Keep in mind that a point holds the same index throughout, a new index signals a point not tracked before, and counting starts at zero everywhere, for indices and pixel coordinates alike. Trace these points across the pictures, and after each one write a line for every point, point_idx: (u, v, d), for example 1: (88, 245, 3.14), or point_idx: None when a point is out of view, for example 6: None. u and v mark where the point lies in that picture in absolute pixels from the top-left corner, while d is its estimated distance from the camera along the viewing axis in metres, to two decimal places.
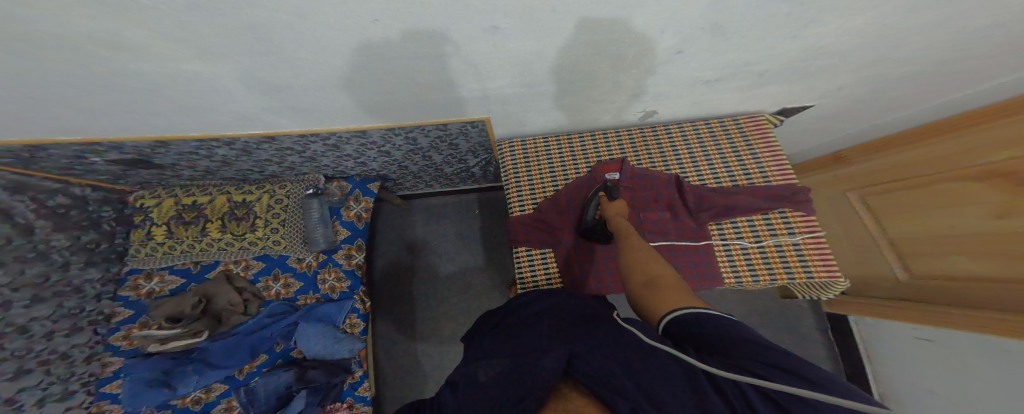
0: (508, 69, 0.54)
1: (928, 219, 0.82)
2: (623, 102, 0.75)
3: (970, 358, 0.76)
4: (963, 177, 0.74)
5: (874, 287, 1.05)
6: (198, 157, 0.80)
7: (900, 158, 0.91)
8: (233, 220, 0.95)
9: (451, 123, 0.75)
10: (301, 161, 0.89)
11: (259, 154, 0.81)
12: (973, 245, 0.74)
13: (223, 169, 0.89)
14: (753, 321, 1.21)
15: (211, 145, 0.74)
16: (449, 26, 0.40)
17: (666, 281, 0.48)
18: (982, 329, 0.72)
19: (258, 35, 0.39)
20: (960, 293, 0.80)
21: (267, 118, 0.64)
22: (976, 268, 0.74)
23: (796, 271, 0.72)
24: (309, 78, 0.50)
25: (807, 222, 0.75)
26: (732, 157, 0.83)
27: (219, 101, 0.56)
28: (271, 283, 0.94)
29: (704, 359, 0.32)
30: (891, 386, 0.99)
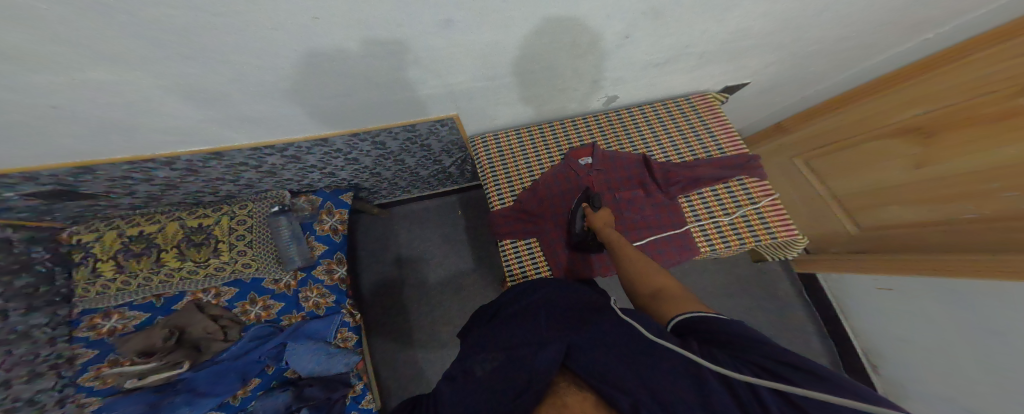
0: (467, 63, 0.53)
1: (870, 174, 0.91)
2: (586, 89, 0.76)
3: (933, 307, 0.85)
4: (901, 132, 0.83)
5: (831, 242, 1.13)
6: (133, 182, 0.74)
7: (828, 124, 1.02)
8: (192, 247, 0.89)
9: (419, 123, 0.74)
10: (259, 176, 0.84)
11: (208, 172, 0.77)
12: (911, 192, 0.83)
13: (169, 192, 0.83)
14: (735, 287, 1.27)
15: (148, 167, 0.69)
16: (401, 22, 0.39)
17: (671, 293, 0.50)
18: (945, 272, 0.78)
19: (187, 39, 0.37)
20: (905, 239, 0.89)
21: (211, 132, 0.61)
22: (918, 215, 0.84)
23: (762, 235, 0.76)
24: (250, 84, 0.48)
25: (762, 186, 0.80)
26: (691, 134, 0.87)
27: (145, 114, 0.52)
28: (249, 307, 0.89)
29: (719, 360, 0.33)
30: (869, 334, 1.06)
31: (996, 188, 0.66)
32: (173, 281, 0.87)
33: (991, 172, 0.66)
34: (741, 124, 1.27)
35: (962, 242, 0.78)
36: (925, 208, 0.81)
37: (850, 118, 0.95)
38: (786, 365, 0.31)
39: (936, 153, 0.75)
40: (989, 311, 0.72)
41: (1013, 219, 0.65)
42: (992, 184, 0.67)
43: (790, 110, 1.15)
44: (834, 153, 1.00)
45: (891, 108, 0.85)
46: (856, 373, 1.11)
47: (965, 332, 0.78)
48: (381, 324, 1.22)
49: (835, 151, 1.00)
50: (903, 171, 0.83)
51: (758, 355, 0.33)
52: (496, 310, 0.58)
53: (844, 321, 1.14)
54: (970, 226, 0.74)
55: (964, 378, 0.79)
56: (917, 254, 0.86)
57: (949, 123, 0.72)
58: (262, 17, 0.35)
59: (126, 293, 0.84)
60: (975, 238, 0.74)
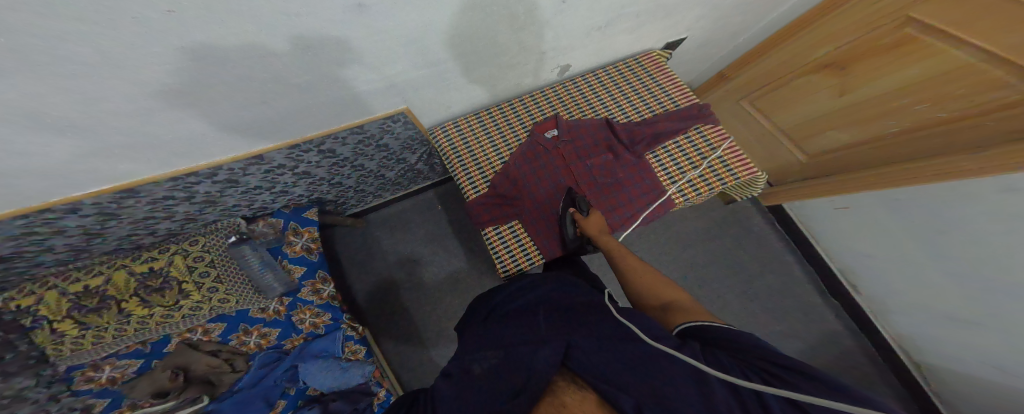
0: (399, 50, 0.50)
1: (803, 107, 0.98)
2: (534, 63, 0.74)
3: (885, 217, 0.92)
4: (819, 70, 0.90)
5: (786, 174, 1.20)
6: (45, 237, 0.66)
7: (760, 69, 1.05)
8: (153, 293, 0.82)
9: (366, 123, 0.70)
10: (196, 208, 0.78)
11: (132, 212, 0.70)
12: (841, 118, 0.90)
13: (96, 242, 0.76)
14: (716, 231, 1.33)
15: (52, 218, 0.61)
16: (309, 11, 0.35)
17: (682, 305, 0.53)
18: (887, 183, 0.85)
19: (54, 63, 0.31)
20: (841, 162, 0.98)
21: (106, 165, 0.54)
22: (850, 137, 0.91)
23: (727, 178, 0.79)
24: (145, 99, 0.41)
25: (718, 131, 0.83)
26: (645, 92, 0.88)
27: (30, 156, 0.44)
28: (245, 337, 0.87)
29: (725, 366, 0.34)
30: (840, 255, 1.15)
31: (909, 103, 0.75)
32: (151, 326, 0.81)
33: (901, 90, 0.75)
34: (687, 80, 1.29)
35: (881, 157, 0.87)
36: (856, 129, 0.89)
37: (777, 61, 0.99)
38: (790, 372, 0.32)
39: (871, 74, 0.79)
40: (935, 209, 0.80)
41: (930, 126, 0.73)
42: (905, 100, 0.75)
43: (730, 59, 1.15)
44: (775, 91, 1.03)
45: (814, 44, 0.88)
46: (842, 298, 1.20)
47: (911, 230, 0.87)
48: (385, 331, 1.21)
49: (772, 91, 1.04)
50: (829, 100, 0.91)
51: (763, 363, 0.34)
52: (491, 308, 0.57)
53: (814, 243, 1.23)
54: (895, 140, 0.81)
55: (926, 280, 0.90)
56: (852, 173, 0.95)
57: (861, 55, 0.79)
58: (149, 30, 0.30)
59: (103, 347, 0.78)
60: (900, 150, 0.82)
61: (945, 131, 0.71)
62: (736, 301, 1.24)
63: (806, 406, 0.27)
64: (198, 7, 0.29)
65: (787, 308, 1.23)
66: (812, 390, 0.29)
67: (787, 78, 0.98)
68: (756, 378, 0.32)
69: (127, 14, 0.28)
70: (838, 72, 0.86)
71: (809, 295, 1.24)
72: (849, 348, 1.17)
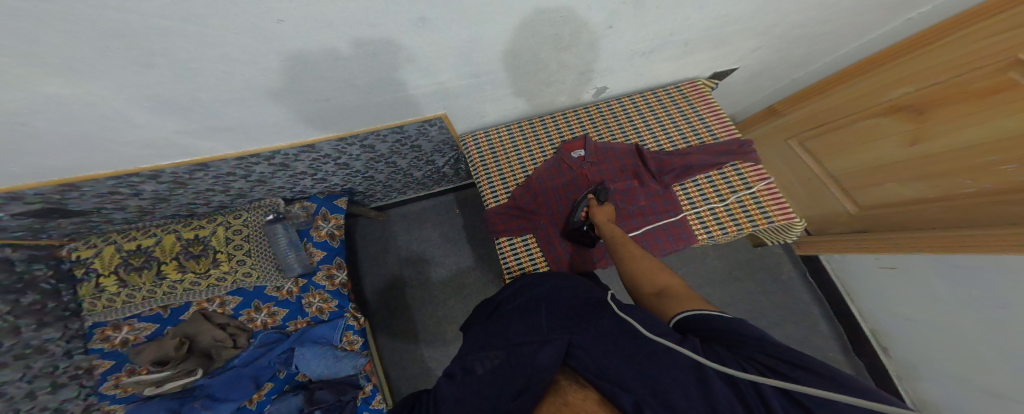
0: (451, 61, 0.53)
1: (864, 153, 0.92)
2: (574, 81, 0.76)
3: (940, 287, 0.84)
4: (890, 112, 0.84)
5: (832, 223, 1.13)
6: (123, 197, 0.74)
7: (824, 104, 1.00)
8: (192, 259, 0.89)
9: (406, 124, 0.74)
10: (248, 186, 0.84)
11: (196, 184, 0.77)
12: (907, 169, 0.83)
13: (160, 206, 0.83)
14: (737, 273, 1.27)
15: (133, 181, 0.68)
16: (377, 22, 0.38)
17: (675, 291, 0.51)
18: (952, 248, 0.77)
19: (158, 50, 0.35)
20: (901, 218, 0.90)
21: (188, 144, 0.60)
22: (915, 192, 0.84)
23: (759, 220, 0.76)
24: (230, 92, 0.46)
25: (756, 170, 0.81)
26: (683, 122, 0.87)
27: (115, 128, 0.49)
28: (255, 314, 0.91)
29: (723, 360, 0.33)
30: (877, 322, 1.06)
31: (993, 160, 0.66)
32: (178, 291, 0.87)
33: (984, 145, 0.67)
34: (733, 107, 1.27)
35: (951, 218, 0.79)
36: (923, 185, 0.82)
37: (843, 99, 0.94)
38: (785, 363, 0.31)
39: (937, 126, 0.74)
40: (991, 282, 0.73)
41: (1014, 191, 0.64)
42: (989, 158, 0.66)
43: (785, 91, 1.15)
44: (830, 133, 1.00)
45: (886, 82, 0.84)
46: (864, 355, 1.11)
47: (964, 300, 0.80)
48: (388, 324, 1.23)
49: (829, 131, 1.00)
50: (896, 147, 0.84)
51: (759, 355, 0.33)
52: (495, 304, 0.58)
53: (851, 303, 1.14)
54: (967, 201, 0.73)
55: (968, 356, 0.81)
56: (913, 231, 0.87)
57: (933, 102, 0.74)
58: (243, 29, 0.34)
59: (132, 305, 0.85)
60: (976, 213, 0.73)
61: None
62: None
63: (811, 406, 0.26)
64: (287, 12, 0.33)
65: None
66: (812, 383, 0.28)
67: (844, 120, 0.95)
68: (754, 370, 0.31)
69: (223, 15, 0.32)
70: (913, 116, 0.79)
71: (836, 354, 1.15)
72: None
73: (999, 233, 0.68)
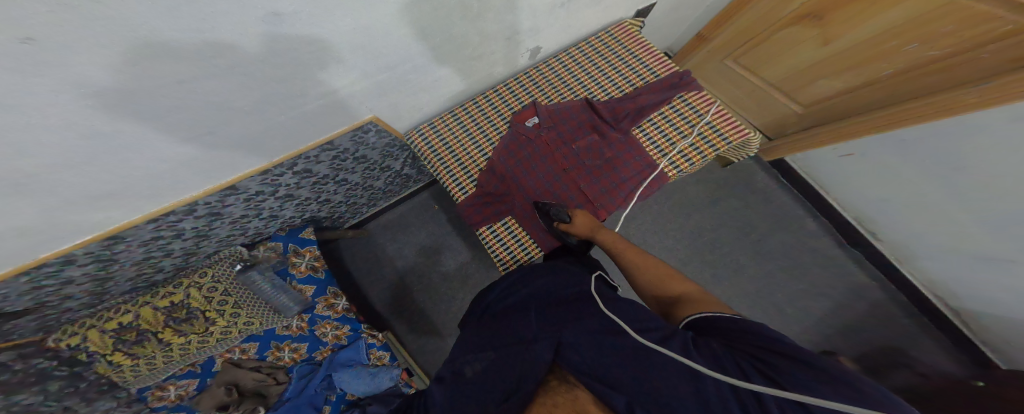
0: (349, 54, 0.50)
1: (792, 59, 0.93)
2: (502, 49, 0.73)
3: (893, 159, 0.90)
4: (798, 20, 0.84)
5: (783, 126, 1.15)
6: (61, 290, 0.69)
7: (738, 25, 0.99)
8: (179, 325, 0.85)
9: (334, 139, 0.72)
10: (191, 243, 0.81)
11: (131, 256, 0.73)
12: (834, 65, 0.85)
13: (111, 284, 0.79)
14: (721, 196, 1.30)
15: (65, 272, 0.64)
16: (233, 27, 0.34)
17: (692, 296, 0.54)
18: (896, 125, 0.81)
19: (41, 115, 0.32)
20: (842, 107, 0.93)
21: (97, 212, 0.55)
22: (847, 83, 0.87)
23: (718, 143, 0.76)
24: (121, 139, 0.42)
25: (702, 97, 0.81)
26: (622, 65, 0.85)
27: (31, 211, 0.45)
28: (280, 353, 0.93)
29: (725, 364, 0.34)
30: (860, 211, 1.11)
31: (899, 45, 0.71)
32: (195, 350, 0.85)
33: (889, 33, 0.71)
34: (666, 42, 1.24)
35: (888, 96, 0.82)
36: (851, 75, 0.84)
37: (750, 18, 0.94)
38: (778, 358, 0.34)
39: (852, 19, 0.74)
40: (962, 141, 0.75)
41: (931, 63, 0.69)
42: (894, 43, 0.72)
43: (704, 19, 1.12)
44: (755, 49, 1.00)
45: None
46: (859, 245, 1.17)
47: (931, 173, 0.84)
48: (405, 328, 1.26)
49: (755, 47, 0.99)
50: (814, 50, 0.86)
51: (757, 355, 0.35)
52: (484, 306, 0.59)
53: (827, 194, 1.19)
54: (901, 78, 0.76)
55: (946, 218, 0.87)
56: (854, 118, 0.90)
57: (835, 2, 0.74)
58: (120, 58, 0.31)
59: (162, 368, 0.83)
60: (906, 88, 0.77)
61: (941, 68, 0.68)
62: (753, 264, 1.22)
63: (815, 409, 0.28)
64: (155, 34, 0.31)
65: (806, 262, 1.20)
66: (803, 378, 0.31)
67: (764, 34, 0.94)
68: (754, 372, 0.33)
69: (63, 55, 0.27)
70: (815, 22, 0.81)
71: (829, 249, 1.20)
72: (881, 298, 1.14)
73: (942, 99, 0.70)
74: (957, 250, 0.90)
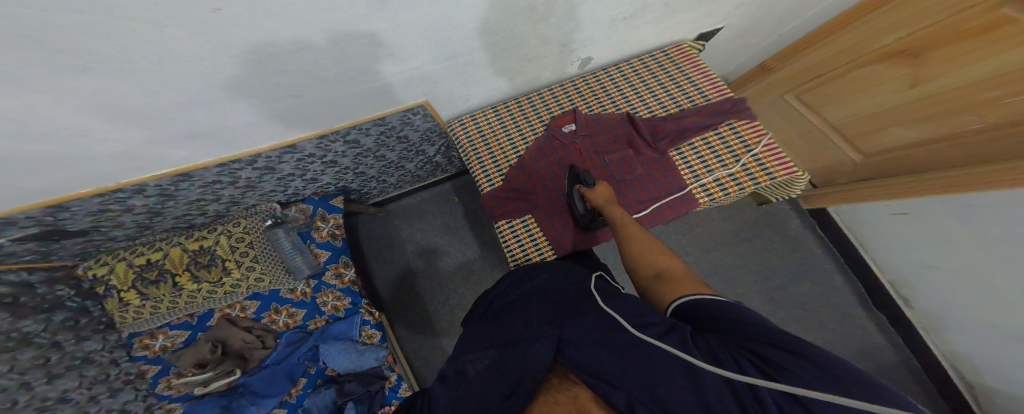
0: (420, 43, 0.51)
1: (865, 100, 0.90)
2: (556, 55, 0.74)
3: (951, 224, 0.84)
4: (886, 58, 0.81)
5: (838, 173, 1.11)
6: (118, 213, 0.73)
7: (816, 57, 0.98)
8: (201, 269, 0.90)
9: (387, 116, 0.73)
10: (241, 192, 0.85)
11: (187, 195, 0.77)
12: (912, 112, 0.82)
13: (159, 219, 0.83)
14: (742, 234, 1.26)
15: (123, 197, 0.68)
16: (326, 4, 0.36)
17: (674, 273, 0.52)
18: (962, 187, 0.77)
19: (125, 53, 0.34)
20: (912, 161, 0.89)
21: (153, 154, 0.58)
22: (921, 133, 0.83)
23: (760, 177, 0.74)
24: (177, 95, 0.44)
25: (752, 128, 0.79)
26: (672, 86, 0.84)
27: (83, 143, 0.48)
28: (275, 316, 0.94)
29: (721, 359, 0.32)
30: (897, 273, 1.05)
31: (989, 99, 0.68)
32: (199, 300, 0.89)
33: (985, 82, 0.67)
34: (720, 69, 1.22)
35: (965, 156, 0.78)
36: (930, 126, 0.81)
37: (834, 50, 0.92)
38: (776, 350, 0.31)
39: (946, 65, 0.71)
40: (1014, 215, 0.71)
41: (1017, 124, 0.65)
42: (984, 97, 0.68)
43: (775, 49, 1.10)
44: (825, 85, 0.98)
45: (877, 31, 0.81)
46: (886, 308, 1.12)
47: (980, 240, 0.80)
48: (402, 316, 1.27)
49: (827, 83, 0.97)
50: (895, 92, 0.83)
51: (751, 345, 0.33)
52: (488, 303, 0.58)
53: (863, 251, 1.13)
54: (980, 138, 0.73)
55: (995, 293, 0.80)
56: (923, 174, 0.86)
57: (935, 43, 0.71)
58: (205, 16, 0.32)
59: (168, 312, 0.87)
60: (985, 149, 0.73)
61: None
62: (764, 309, 1.18)
63: (814, 406, 0.26)
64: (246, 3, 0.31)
65: (822, 317, 1.15)
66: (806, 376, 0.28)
67: (840, 70, 0.92)
68: (752, 367, 0.31)
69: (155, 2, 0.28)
70: (909, 60, 0.78)
71: (849, 306, 1.16)
72: (899, 367, 1.08)
73: (1014, 165, 0.67)
74: (991, 330, 0.85)
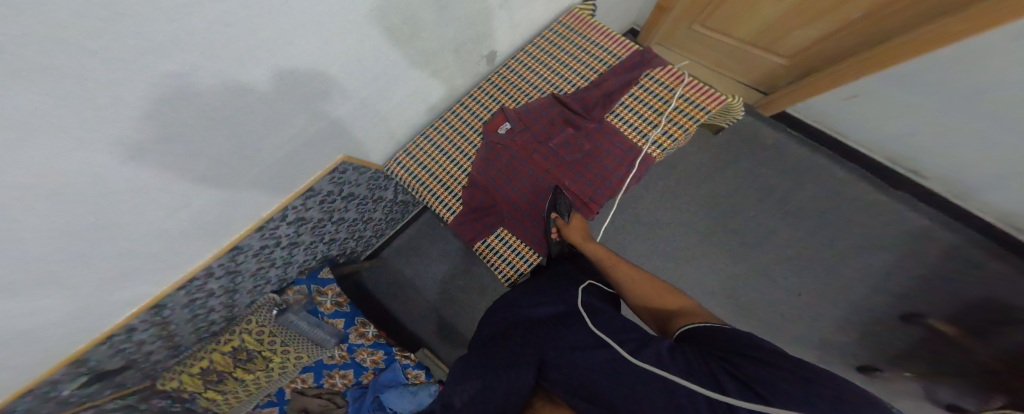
0: (328, 92, 0.56)
1: (759, 14, 0.90)
2: (455, 60, 0.78)
3: (937, 87, 0.82)
4: None
5: (776, 79, 1.09)
6: (141, 354, 0.74)
7: None
8: (247, 364, 0.96)
9: (315, 183, 0.75)
10: (232, 300, 0.86)
11: (186, 322, 0.78)
12: (803, 13, 0.84)
13: (183, 339, 0.83)
14: (726, 163, 1.19)
15: (131, 346, 0.68)
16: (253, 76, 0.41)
17: (688, 311, 0.56)
18: (899, 57, 0.78)
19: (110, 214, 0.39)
20: (827, 52, 0.91)
21: None
22: (823, 28, 0.85)
23: (693, 112, 0.75)
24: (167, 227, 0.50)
25: (668, 70, 0.80)
26: (581, 54, 0.87)
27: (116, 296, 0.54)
28: (333, 379, 1.06)
29: (700, 376, 0.36)
30: (893, 151, 1.03)
31: None
32: (263, 383, 0.99)
33: None
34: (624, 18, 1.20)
35: (875, 32, 0.80)
36: (825, 20, 0.83)
37: None
38: (751, 363, 0.35)
39: None
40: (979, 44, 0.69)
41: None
42: None
43: None
44: (720, 11, 0.97)
45: None
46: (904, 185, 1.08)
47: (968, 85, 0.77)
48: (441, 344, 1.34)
49: (719, 8, 0.96)
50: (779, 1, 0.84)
51: (727, 356, 0.38)
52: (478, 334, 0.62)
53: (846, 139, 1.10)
54: (883, 13, 0.74)
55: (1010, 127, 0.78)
56: (847, 60, 0.88)
57: None
58: (163, 115, 0.36)
59: (248, 396, 0.98)
60: (891, 22, 0.76)
61: None
62: (785, 231, 1.12)
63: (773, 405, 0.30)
64: (194, 56, 0.34)
65: (841, 221, 1.11)
66: (773, 383, 0.32)
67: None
68: (726, 377, 0.35)
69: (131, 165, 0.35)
70: None
71: (864, 199, 1.11)
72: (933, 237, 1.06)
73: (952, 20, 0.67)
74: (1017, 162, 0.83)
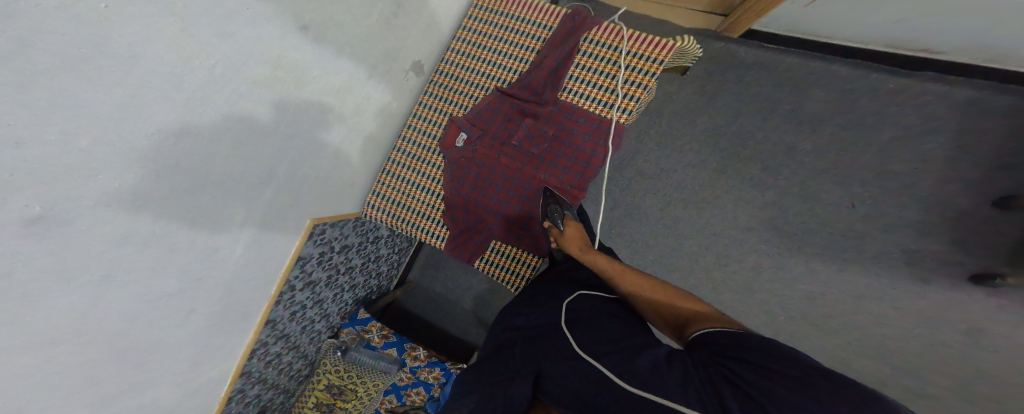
0: (289, 138, 0.59)
1: None
2: (381, 83, 0.78)
3: None
4: None
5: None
6: (257, 401, 0.92)
7: None
8: (338, 399, 1.08)
9: (300, 252, 0.73)
10: (301, 352, 1.00)
11: (273, 377, 0.92)
12: None
13: (288, 382, 1.03)
14: (713, 87, 1.08)
15: (241, 399, 0.84)
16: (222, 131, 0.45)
17: (701, 315, 0.52)
18: None
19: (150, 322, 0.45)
20: None
21: None
22: None
23: (646, 66, 0.73)
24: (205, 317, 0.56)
25: (605, 28, 0.77)
26: (510, 35, 0.84)
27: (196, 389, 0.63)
28: (411, 397, 1.08)
29: (699, 383, 0.37)
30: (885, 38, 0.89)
31: None
32: None
33: None
34: None
35: None
36: None
37: None
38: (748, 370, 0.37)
39: None
40: None
41: None
42: None
43: None
44: None
45: None
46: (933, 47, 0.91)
47: None
48: None
49: None
50: None
51: (726, 363, 0.39)
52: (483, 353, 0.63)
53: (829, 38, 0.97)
54: None
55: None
56: None
57: None
58: (159, 187, 0.40)
59: None
60: None
61: None
62: (808, 142, 1.00)
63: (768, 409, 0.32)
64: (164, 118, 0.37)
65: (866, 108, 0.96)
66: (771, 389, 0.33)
67: None
68: (725, 383, 0.36)
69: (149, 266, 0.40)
70: None
71: (879, 85, 0.96)
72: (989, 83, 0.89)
73: None
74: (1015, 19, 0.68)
